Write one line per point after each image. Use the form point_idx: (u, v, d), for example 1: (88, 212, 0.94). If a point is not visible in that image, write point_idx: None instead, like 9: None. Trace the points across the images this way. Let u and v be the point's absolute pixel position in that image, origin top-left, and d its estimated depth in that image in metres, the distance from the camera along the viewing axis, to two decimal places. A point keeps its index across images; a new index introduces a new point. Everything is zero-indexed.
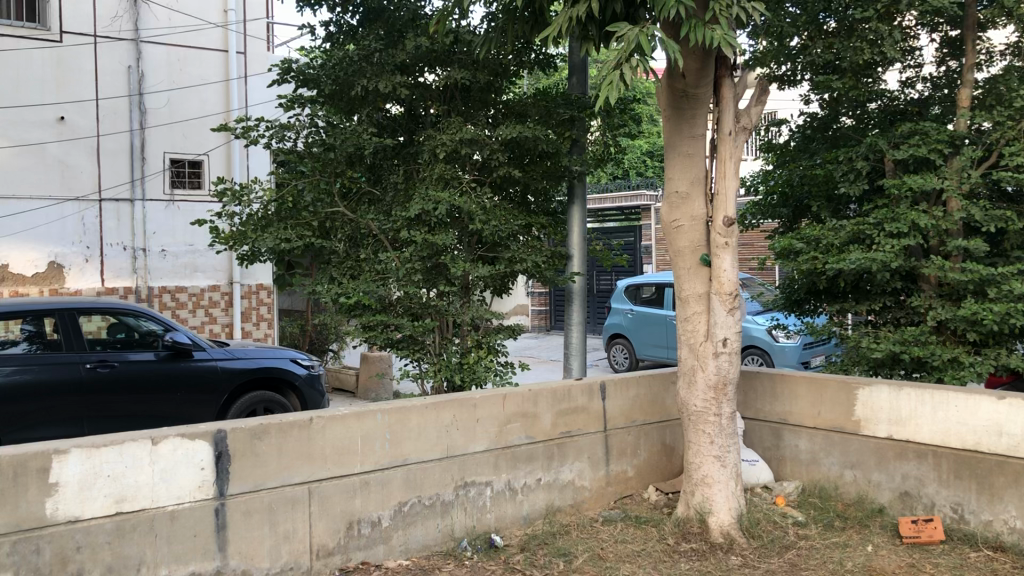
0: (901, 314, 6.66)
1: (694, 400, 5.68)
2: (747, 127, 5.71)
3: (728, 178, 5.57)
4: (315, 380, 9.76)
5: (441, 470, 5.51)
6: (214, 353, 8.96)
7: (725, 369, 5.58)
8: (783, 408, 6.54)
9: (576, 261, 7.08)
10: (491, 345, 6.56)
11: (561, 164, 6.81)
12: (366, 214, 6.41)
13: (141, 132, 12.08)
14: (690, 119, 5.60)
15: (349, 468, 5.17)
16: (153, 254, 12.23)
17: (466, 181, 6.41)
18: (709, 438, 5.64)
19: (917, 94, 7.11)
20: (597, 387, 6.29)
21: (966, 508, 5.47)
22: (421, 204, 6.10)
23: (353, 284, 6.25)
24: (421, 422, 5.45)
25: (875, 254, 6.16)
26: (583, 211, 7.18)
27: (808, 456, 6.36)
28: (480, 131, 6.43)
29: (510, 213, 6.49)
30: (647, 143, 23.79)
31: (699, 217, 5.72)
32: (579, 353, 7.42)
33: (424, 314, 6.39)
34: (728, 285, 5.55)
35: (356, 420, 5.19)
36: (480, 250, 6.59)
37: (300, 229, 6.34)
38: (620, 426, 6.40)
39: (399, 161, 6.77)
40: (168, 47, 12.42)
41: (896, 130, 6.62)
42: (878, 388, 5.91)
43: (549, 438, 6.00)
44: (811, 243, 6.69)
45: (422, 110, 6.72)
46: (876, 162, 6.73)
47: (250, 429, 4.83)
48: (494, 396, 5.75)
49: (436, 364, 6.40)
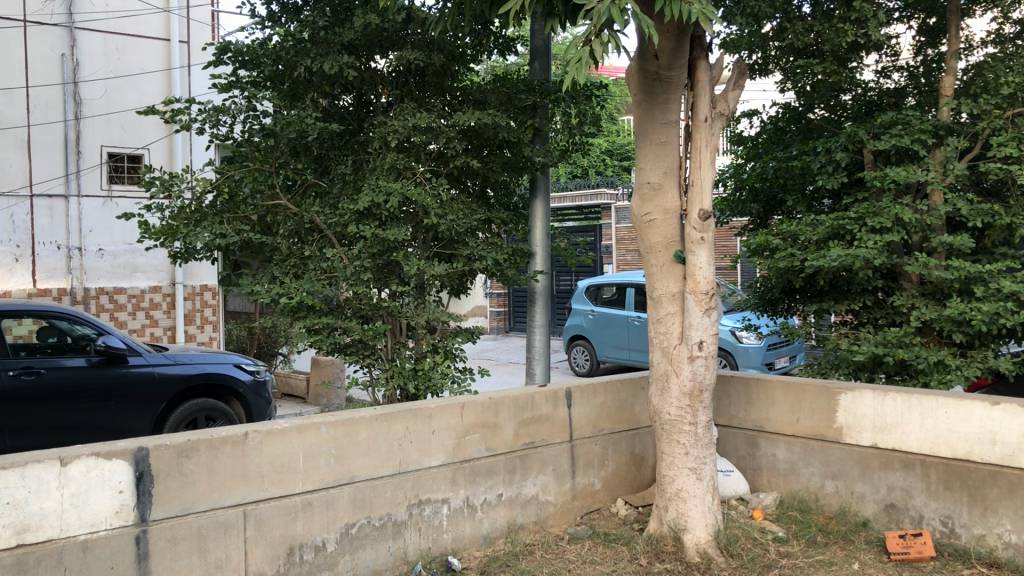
0: (881, 314, 6.31)
1: (667, 408, 5.26)
2: (725, 113, 5.24)
3: (704, 168, 5.16)
4: (261, 387, 9.22)
5: (393, 488, 5.02)
6: (151, 359, 8.36)
7: (701, 374, 5.16)
8: (759, 415, 6.15)
9: (538, 259, 6.61)
10: (448, 348, 6.05)
11: (523, 156, 6.37)
12: (309, 207, 5.86)
13: (76, 123, 11.39)
14: (663, 105, 5.17)
15: (289, 488, 4.66)
16: (90, 253, 11.56)
17: (421, 172, 5.91)
18: (684, 449, 5.22)
19: (893, 84, 6.81)
20: (563, 394, 5.83)
21: (956, 521, 5.11)
22: (371, 195, 5.62)
23: (296, 283, 5.71)
24: (370, 435, 4.95)
25: (856, 250, 5.78)
26: (546, 205, 6.72)
27: (786, 466, 5.97)
28: (437, 117, 5.96)
29: (468, 206, 6.03)
30: (607, 142, 23.38)
31: (672, 210, 5.30)
32: (542, 356, 6.95)
33: (375, 316, 5.87)
34: (704, 283, 5.13)
35: (297, 434, 4.68)
36: (436, 246, 6.10)
37: (237, 223, 5.78)
38: (587, 435, 5.96)
39: (348, 151, 6.25)
40: (105, 35, 11.73)
41: (876, 120, 6.25)
42: (861, 393, 5.53)
43: (511, 450, 5.54)
44: (787, 239, 6.29)
45: (374, 96, 6.20)
46: (855, 153, 6.36)
47: (175, 446, 4.30)
48: (452, 406, 5.27)
49: (388, 371, 5.87)
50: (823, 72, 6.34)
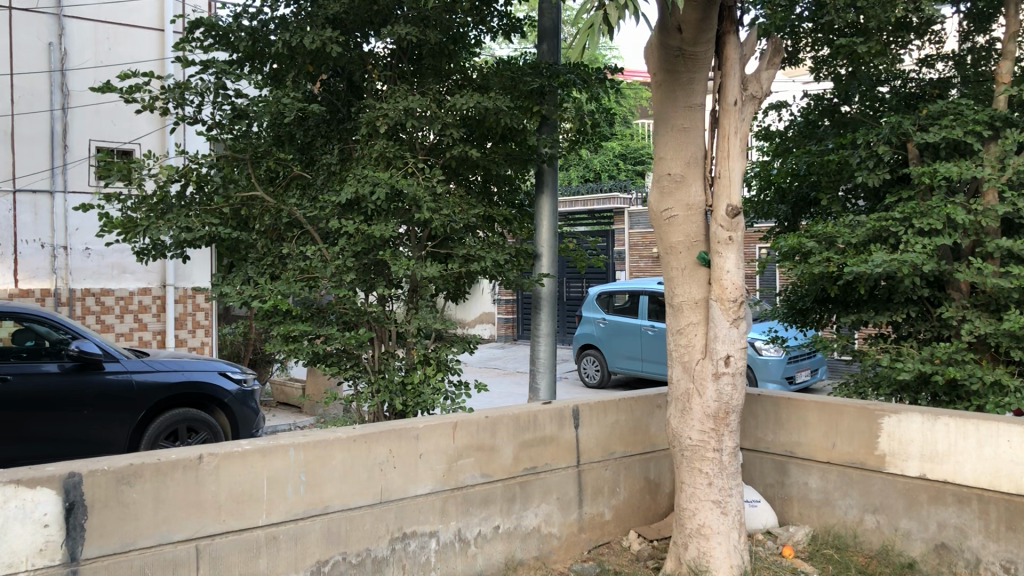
0: (926, 327, 5.64)
1: (689, 432, 4.61)
2: (757, 95, 4.59)
3: (732, 158, 4.53)
4: (248, 396, 8.60)
5: (372, 520, 4.38)
6: (129, 365, 7.75)
7: (727, 395, 4.51)
8: (789, 439, 5.48)
9: (544, 261, 6.04)
10: (441, 359, 5.31)
11: (528, 147, 5.77)
12: (289, 200, 5.24)
13: (63, 115, 10.81)
14: (687, 86, 4.54)
15: (251, 520, 4.02)
16: (75, 252, 10.97)
17: (413, 162, 5.30)
18: (707, 479, 4.57)
19: (937, 75, 6.23)
20: (570, 413, 5.18)
21: (1020, 567, 4.44)
22: (356, 186, 5.01)
23: (271, 284, 5.08)
24: (347, 460, 4.32)
25: (903, 255, 5.12)
26: (553, 202, 6.14)
27: (820, 497, 5.31)
28: (432, 101, 5.37)
29: (466, 200, 5.42)
30: (619, 145, 22.77)
31: (696, 206, 4.66)
32: (548, 369, 6.32)
33: (359, 323, 5.25)
34: (732, 289, 4.49)
35: (260, 457, 4.06)
36: (430, 246, 5.48)
37: (204, 216, 5.17)
38: (596, 459, 5.31)
39: (335, 139, 5.67)
40: (96, 23, 11.17)
41: (923, 111, 5.61)
42: (908, 417, 4.89)
43: (510, 476, 4.90)
44: (823, 243, 5.60)
45: (362, 78, 5.60)
46: (897, 147, 5.70)
47: (115, 472, 3.67)
48: (443, 426, 4.64)
49: (374, 384, 5.24)
50: (868, 52, 5.83)
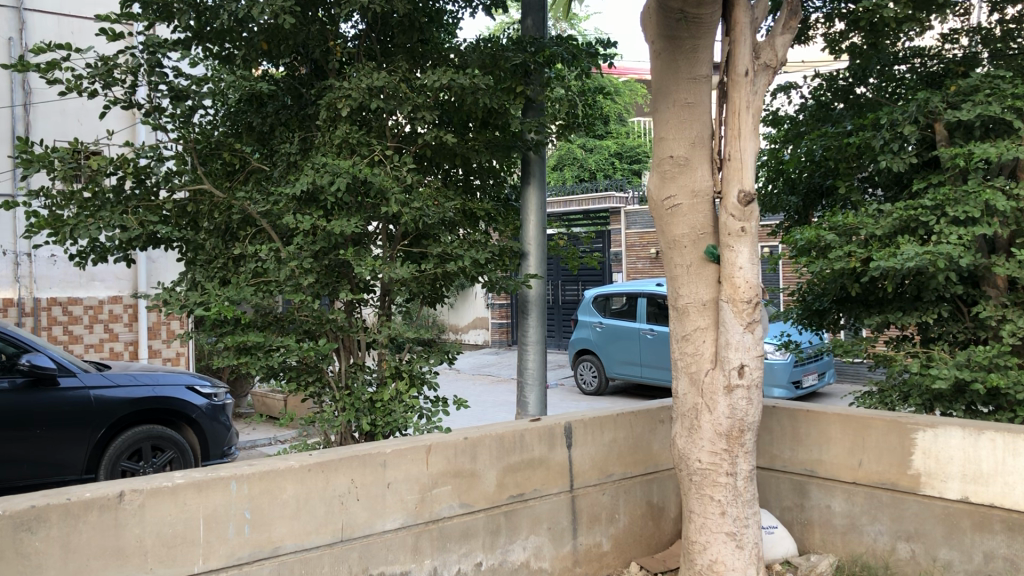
0: (959, 328, 5.04)
1: (697, 454, 4.01)
2: (772, 65, 4.00)
3: (743, 137, 3.94)
4: (219, 411, 7.99)
5: (331, 562, 3.76)
6: (87, 379, 7.14)
7: (742, 411, 3.91)
8: (809, 456, 4.87)
9: (532, 260, 5.43)
10: (415, 373, 4.71)
11: (512, 133, 5.17)
12: (240, 194, 4.63)
13: (24, 113, 10.18)
14: (689, 55, 3.99)
15: (185, 567, 3.40)
16: (40, 259, 10.36)
17: (381, 150, 4.69)
18: (720, 507, 3.96)
19: (961, 50, 5.69)
20: (561, 432, 4.57)
21: None
22: (312, 176, 4.40)
23: (219, 290, 4.45)
24: (300, 492, 3.72)
25: (936, 247, 4.51)
26: (541, 195, 5.54)
27: (844, 522, 4.70)
28: (401, 80, 4.77)
29: (442, 193, 4.82)
30: (615, 144, 22.21)
31: (702, 193, 4.06)
32: (537, 380, 5.70)
33: (321, 333, 4.63)
34: (745, 289, 3.90)
35: (195, 493, 3.45)
36: (404, 244, 4.89)
37: (143, 214, 4.56)
38: (592, 483, 4.70)
39: (296, 128, 5.06)
40: (59, 17, 10.54)
41: (952, 87, 5.02)
42: (946, 431, 4.29)
43: (492, 506, 4.28)
44: (844, 236, 5.00)
45: (325, 57, 5.01)
46: (923, 128, 5.11)
47: (12, 518, 3.05)
48: (414, 450, 4.04)
49: (338, 402, 4.60)
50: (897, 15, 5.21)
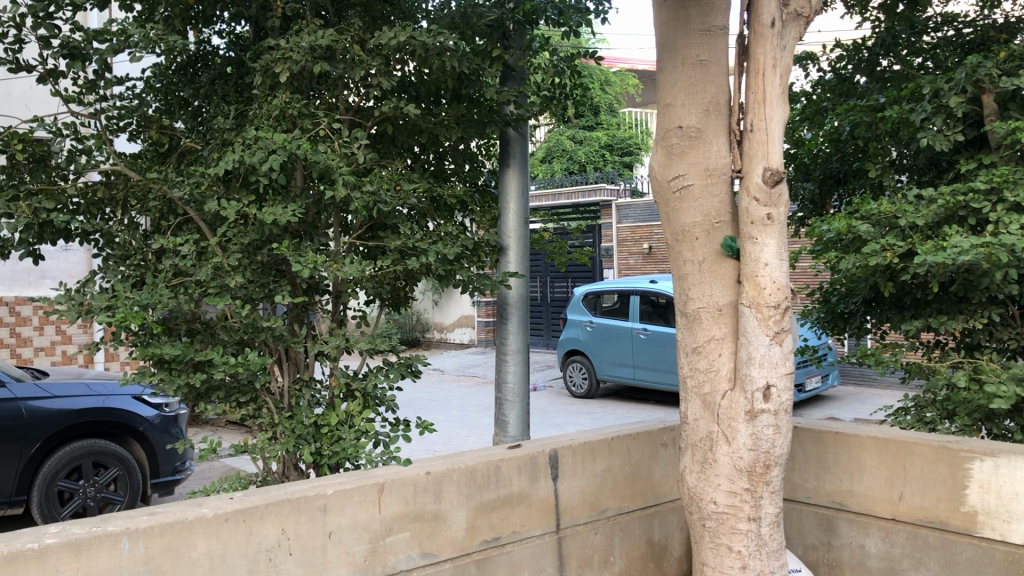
0: (1011, 335, 4.30)
1: (712, 494, 3.27)
2: (804, 14, 3.26)
3: (769, 103, 3.20)
4: (172, 424, 7.10)
5: None
6: (17, 391, 6.38)
7: (767, 441, 3.17)
8: (839, 486, 4.13)
9: (513, 255, 4.65)
10: (369, 392, 3.94)
11: (489, 106, 4.41)
12: (156, 176, 3.84)
13: None
14: (703, 2, 3.28)
15: None
16: None
17: (331, 122, 3.93)
18: (740, 560, 3.22)
19: (1003, 16, 4.90)
20: (546, 462, 3.82)
21: None
22: (241, 154, 3.63)
23: (132, 291, 3.67)
24: (216, 548, 2.95)
25: (994, 238, 3.78)
26: (523, 180, 4.76)
27: (881, 566, 3.96)
28: (354, 41, 4.00)
29: (404, 175, 4.05)
30: (605, 135, 21.51)
31: (717, 172, 3.33)
32: (519, 394, 4.90)
33: (256, 343, 3.86)
34: (772, 291, 3.17)
35: (72, 556, 2.67)
36: (360, 238, 4.12)
37: (37, 199, 3.73)
38: (583, 521, 3.94)
39: (231, 99, 4.27)
40: None
41: (1006, 51, 4.27)
42: (1009, 462, 3.55)
43: (462, 554, 3.52)
44: (878, 227, 4.24)
45: (265, 15, 4.24)
46: (970, 100, 4.37)
47: None
48: (363, 490, 3.28)
49: (278, 427, 3.82)
50: None
